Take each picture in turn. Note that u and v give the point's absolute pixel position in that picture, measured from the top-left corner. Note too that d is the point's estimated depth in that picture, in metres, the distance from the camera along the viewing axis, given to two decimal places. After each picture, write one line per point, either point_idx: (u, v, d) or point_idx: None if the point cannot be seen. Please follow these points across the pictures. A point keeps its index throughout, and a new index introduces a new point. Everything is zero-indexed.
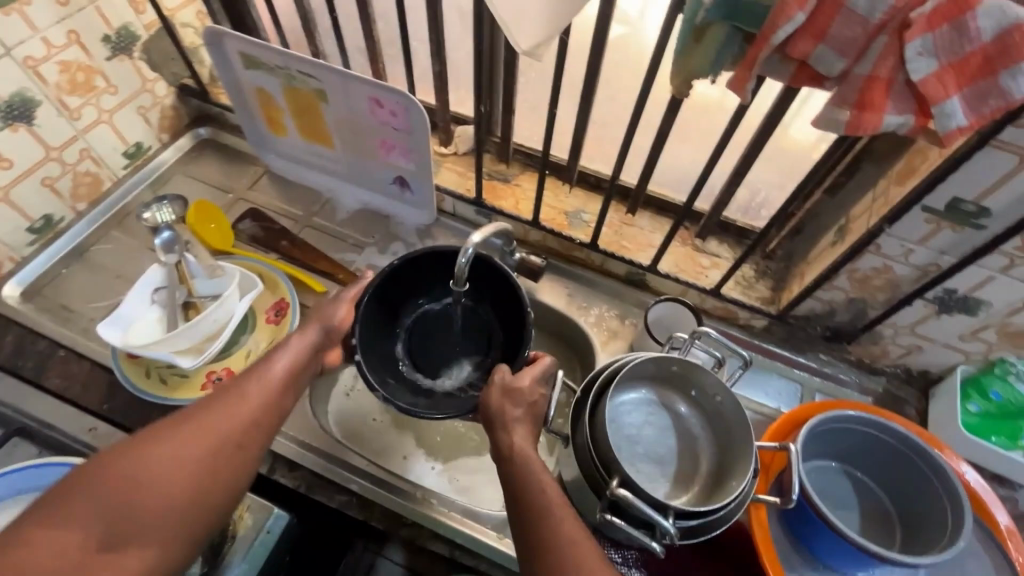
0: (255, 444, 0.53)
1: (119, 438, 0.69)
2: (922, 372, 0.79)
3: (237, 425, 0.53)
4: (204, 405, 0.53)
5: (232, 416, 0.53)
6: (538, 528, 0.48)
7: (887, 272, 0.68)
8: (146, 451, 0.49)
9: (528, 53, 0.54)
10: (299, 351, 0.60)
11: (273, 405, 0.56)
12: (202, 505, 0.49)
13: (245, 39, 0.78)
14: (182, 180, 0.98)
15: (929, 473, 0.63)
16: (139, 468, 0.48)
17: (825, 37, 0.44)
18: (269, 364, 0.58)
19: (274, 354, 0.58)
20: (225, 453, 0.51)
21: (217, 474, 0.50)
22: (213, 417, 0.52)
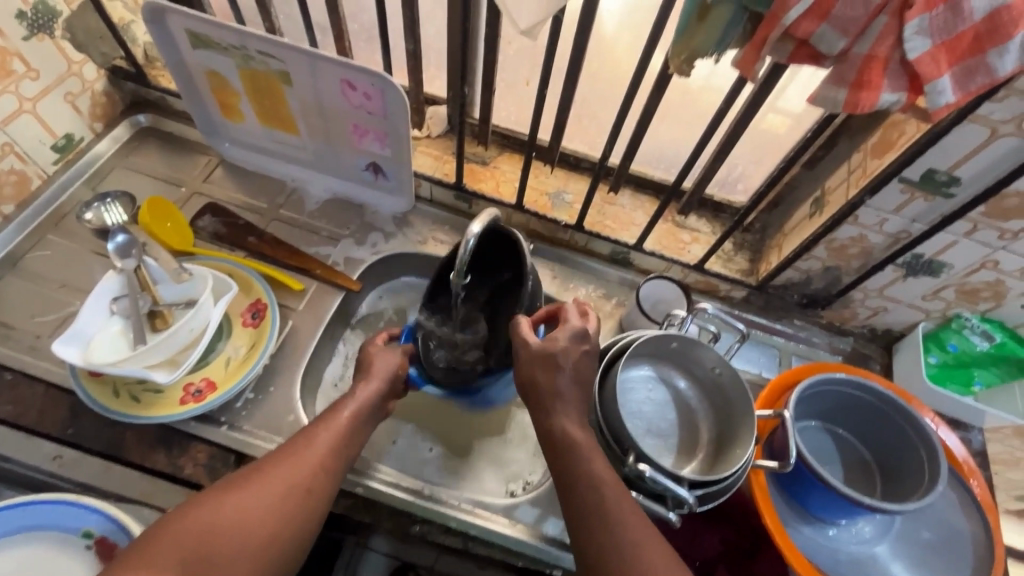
0: (323, 490, 0.53)
1: (92, 465, 0.64)
2: (886, 330, 0.85)
3: (306, 469, 0.52)
4: (275, 452, 0.53)
5: (301, 459, 0.53)
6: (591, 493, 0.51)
7: (862, 241, 0.72)
8: (218, 501, 0.48)
9: (525, 33, 0.51)
10: (366, 399, 0.60)
11: (340, 448, 0.56)
12: (274, 553, 0.48)
13: (193, 15, 0.70)
14: (124, 174, 0.88)
15: (904, 423, 0.69)
16: (212, 514, 0.47)
17: (829, 16, 0.45)
18: (347, 397, 0.59)
19: (342, 403, 0.59)
20: (296, 496, 0.51)
21: (288, 519, 0.50)
22: (283, 463, 0.52)
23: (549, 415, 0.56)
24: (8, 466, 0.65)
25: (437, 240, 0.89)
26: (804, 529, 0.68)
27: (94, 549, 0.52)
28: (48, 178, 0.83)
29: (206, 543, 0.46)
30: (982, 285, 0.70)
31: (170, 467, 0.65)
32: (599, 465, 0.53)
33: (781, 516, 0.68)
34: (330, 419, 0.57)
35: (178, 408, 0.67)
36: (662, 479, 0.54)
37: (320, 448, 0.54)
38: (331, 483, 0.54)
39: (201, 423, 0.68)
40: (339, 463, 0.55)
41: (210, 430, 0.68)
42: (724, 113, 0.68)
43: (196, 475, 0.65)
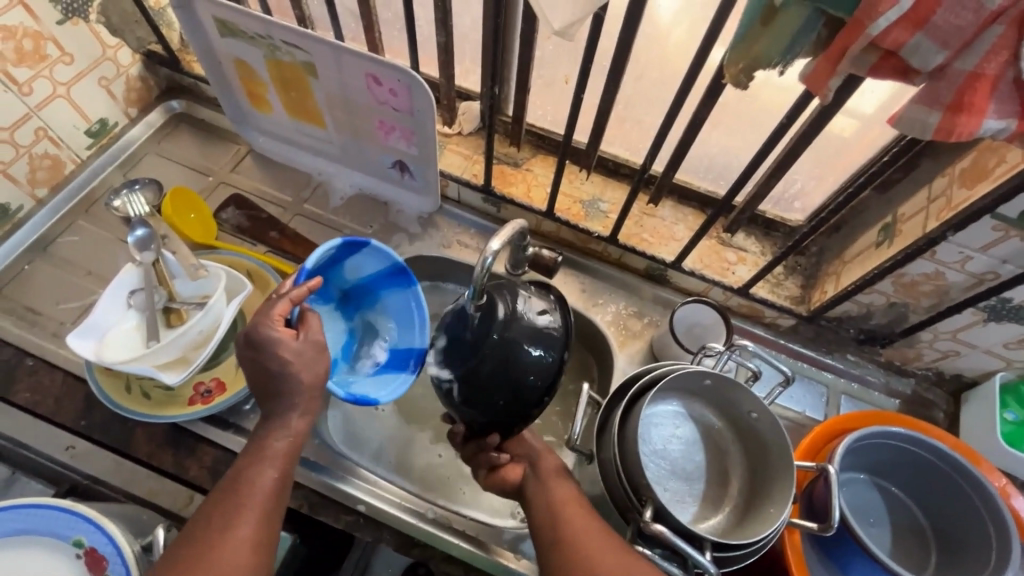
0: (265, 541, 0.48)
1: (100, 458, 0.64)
2: (955, 376, 0.75)
3: (242, 551, 0.47)
4: (196, 520, 0.48)
5: (229, 546, 0.46)
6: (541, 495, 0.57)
7: (937, 278, 0.63)
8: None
9: (560, 33, 0.45)
10: (298, 432, 0.54)
11: (269, 515, 0.49)
12: None
13: (218, 2, 0.67)
14: (156, 161, 0.88)
15: (971, 491, 0.60)
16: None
17: (927, 24, 0.37)
18: (282, 426, 0.53)
19: (269, 437, 0.53)
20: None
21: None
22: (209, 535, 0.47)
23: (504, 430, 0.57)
24: (25, 452, 0.66)
25: (461, 244, 0.85)
26: None
27: (83, 560, 0.51)
28: (82, 163, 0.83)
29: None
30: None
31: (175, 467, 0.65)
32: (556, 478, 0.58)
33: None
34: (244, 487, 0.50)
35: (186, 408, 0.66)
36: (678, 541, 0.49)
37: (246, 528, 0.48)
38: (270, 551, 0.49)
39: (209, 423, 0.67)
40: (272, 527, 0.50)
41: (216, 432, 0.66)
42: (786, 127, 0.60)
43: (200, 477, 0.64)
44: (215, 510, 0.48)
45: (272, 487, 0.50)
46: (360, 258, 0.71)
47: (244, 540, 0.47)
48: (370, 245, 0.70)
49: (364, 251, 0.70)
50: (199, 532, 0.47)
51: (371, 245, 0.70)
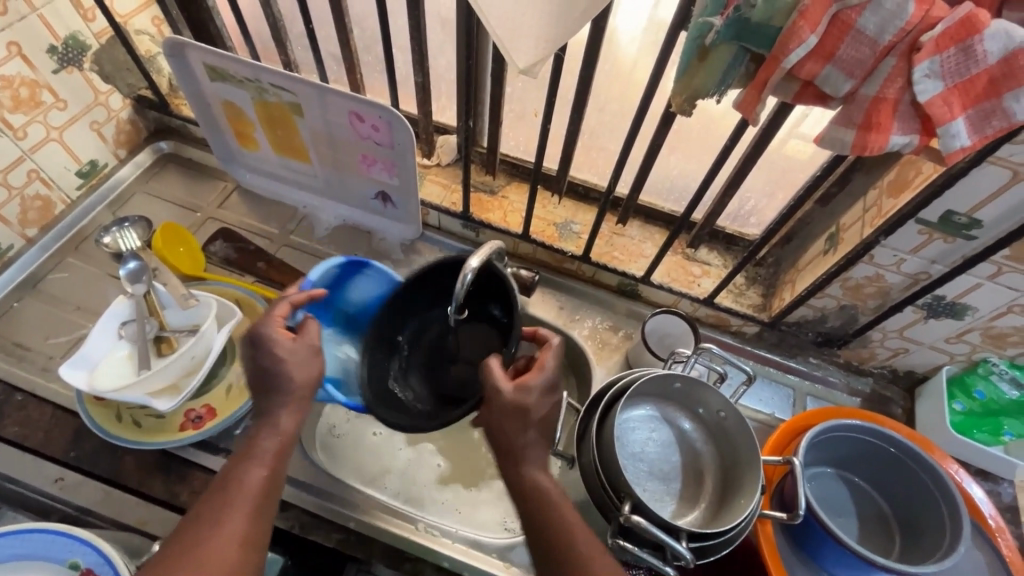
0: (256, 539, 0.48)
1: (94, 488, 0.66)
2: (907, 372, 0.81)
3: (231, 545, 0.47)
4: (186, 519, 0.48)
5: (221, 541, 0.46)
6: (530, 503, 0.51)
7: (878, 280, 0.69)
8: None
9: (525, 71, 0.51)
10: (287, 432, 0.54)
11: (260, 513, 0.50)
12: None
13: (209, 50, 0.72)
14: (144, 199, 0.91)
15: (925, 477, 0.64)
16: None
17: (834, 57, 0.43)
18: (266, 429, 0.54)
19: (258, 436, 0.54)
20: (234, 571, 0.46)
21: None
22: (197, 534, 0.47)
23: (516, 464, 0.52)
24: (12, 486, 0.67)
25: None
26: None
27: None
28: (72, 203, 0.86)
29: None
30: (1010, 330, 0.67)
31: (167, 493, 0.66)
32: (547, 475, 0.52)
33: (788, 568, 0.65)
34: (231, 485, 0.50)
35: (177, 434, 0.68)
36: (657, 531, 0.52)
37: (236, 520, 0.48)
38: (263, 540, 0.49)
39: (200, 449, 0.69)
40: (263, 525, 0.50)
41: (209, 457, 0.69)
42: (731, 150, 0.67)
43: (191, 503, 0.66)
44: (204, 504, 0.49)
45: (261, 485, 0.51)
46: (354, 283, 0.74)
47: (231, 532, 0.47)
48: (370, 265, 0.74)
49: (365, 272, 0.74)
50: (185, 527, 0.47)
51: (371, 266, 0.74)
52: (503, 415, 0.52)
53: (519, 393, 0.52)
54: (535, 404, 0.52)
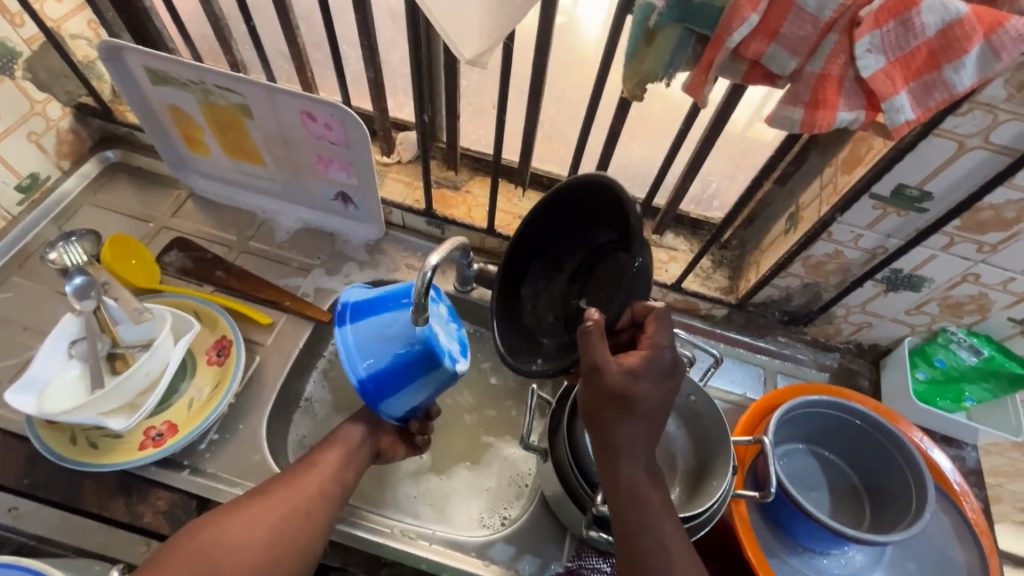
0: (322, 512, 0.59)
1: (74, 512, 0.64)
2: (872, 345, 0.82)
3: (301, 507, 0.58)
4: (277, 479, 0.60)
5: (296, 500, 0.58)
6: (627, 505, 0.50)
7: (838, 257, 0.70)
8: (194, 550, 0.53)
9: (472, 62, 0.50)
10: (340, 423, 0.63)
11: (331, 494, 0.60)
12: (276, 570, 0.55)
13: (147, 52, 0.69)
14: (92, 211, 0.88)
15: (891, 448, 0.66)
16: (204, 550, 0.53)
17: (777, 36, 0.43)
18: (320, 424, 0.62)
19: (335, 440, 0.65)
20: (279, 547, 0.55)
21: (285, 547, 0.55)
22: (281, 492, 0.58)
23: (619, 458, 0.49)
24: None
25: (409, 266, 0.87)
26: (792, 560, 0.65)
27: None
28: (14, 219, 0.82)
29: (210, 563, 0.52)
30: (966, 298, 0.68)
31: (128, 515, 0.64)
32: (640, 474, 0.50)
33: (764, 546, 0.65)
34: (304, 476, 0.60)
35: (137, 454, 0.65)
36: None
37: (302, 505, 0.58)
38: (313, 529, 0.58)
39: (162, 468, 0.67)
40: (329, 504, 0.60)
41: (171, 475, 0.66)
42: (688, 133, 0.67)
43: (153, 523, 0.63)
44: (277, 484, 0.59)
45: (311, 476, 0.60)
46: (371, 397, 0.57)
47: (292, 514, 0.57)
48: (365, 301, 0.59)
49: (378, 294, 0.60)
50: (256, 496, 0.58)
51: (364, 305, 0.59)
52: (602, 397, 0.47)
53: (628, 379, 0.47)
54: (643, 391, 0.48)
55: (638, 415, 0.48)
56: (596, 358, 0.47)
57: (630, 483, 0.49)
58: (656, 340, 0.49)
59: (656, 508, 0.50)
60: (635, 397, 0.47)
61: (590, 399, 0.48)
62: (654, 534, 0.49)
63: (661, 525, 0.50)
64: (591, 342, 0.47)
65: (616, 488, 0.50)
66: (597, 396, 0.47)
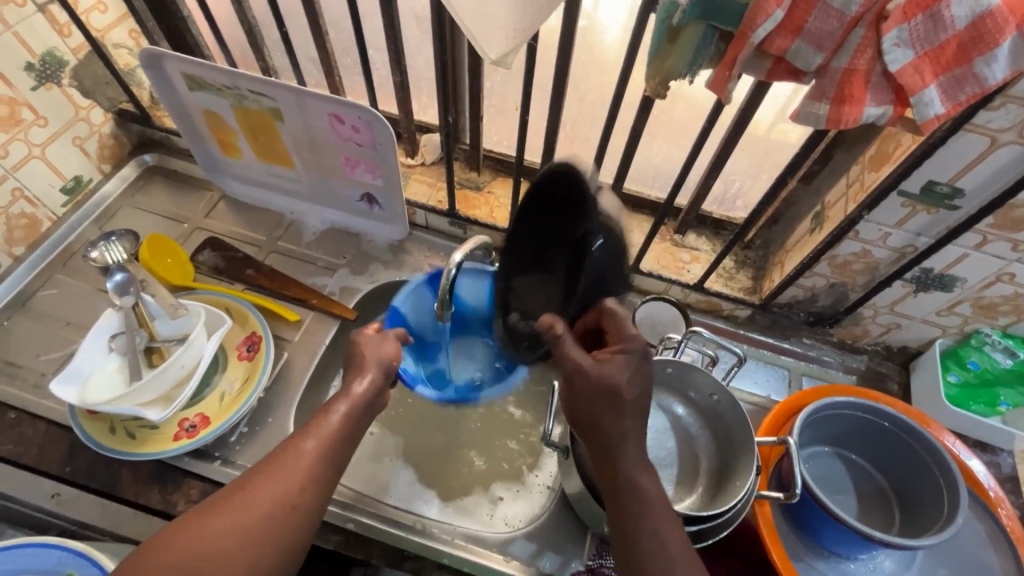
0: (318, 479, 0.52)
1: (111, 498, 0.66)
2: (901, 348, 0.80)
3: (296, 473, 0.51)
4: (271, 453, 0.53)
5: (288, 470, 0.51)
6: (628, 504, 0.49)
7: (866, 256, 0.69)
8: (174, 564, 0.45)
9: (497, 63, 0.51)
10: (357, 398, 0.57)
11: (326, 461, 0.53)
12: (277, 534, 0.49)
13: (186, 59, 0.72)
14: (131, 212, 0.91)
15: (923, 452, 0.64)
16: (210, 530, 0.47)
17: (802, 31, 0.43)
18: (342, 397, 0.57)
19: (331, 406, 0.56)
20: (256, 548, 0.47)
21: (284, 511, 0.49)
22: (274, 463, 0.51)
23: (618, 461, 0.50)
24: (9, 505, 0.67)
25: (433, 266, 0.89)
26: (818, 564, 0.64)
27: None
28: (58, 220, 0.86)
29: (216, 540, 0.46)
30: (1000, 299, 0.66)
31: (163, 503, 0.66)
32: (642, 476, 0.50)
33: (788, 548, 0.65)
34: (285, 462, 0.51)
35: (171, 444, 0.68)
36: None
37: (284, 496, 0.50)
38: (292, 521, 0.49)
39: (195, 458, 0.69)
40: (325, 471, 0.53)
41: (204, 465, 0.69)
42: (711, 132, 0.67)
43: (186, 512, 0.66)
44: (261, 476, 0.50)
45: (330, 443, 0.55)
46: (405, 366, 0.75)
47: (268, 509, 0.49)
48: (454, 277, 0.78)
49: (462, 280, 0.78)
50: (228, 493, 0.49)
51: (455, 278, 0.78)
52: (593, 395, 0.51)
53: (613, 370, 0.52)
54: (627, 383, 0.52)
55: (626, 412, 0.51)
56: (577, 357, 0.53)
57: (630, 482, 0.50)
58: (620, 332, 0.55)
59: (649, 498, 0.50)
60: (621, 391, 0.51)
61: (584, 399, 0.52)
62: (651, 532, 0.48)
63: (657, 527, 0.48)
64: (565, 345, 0.54)
65: (616, 485, 0.50)
66: (579, 390, 0.52)
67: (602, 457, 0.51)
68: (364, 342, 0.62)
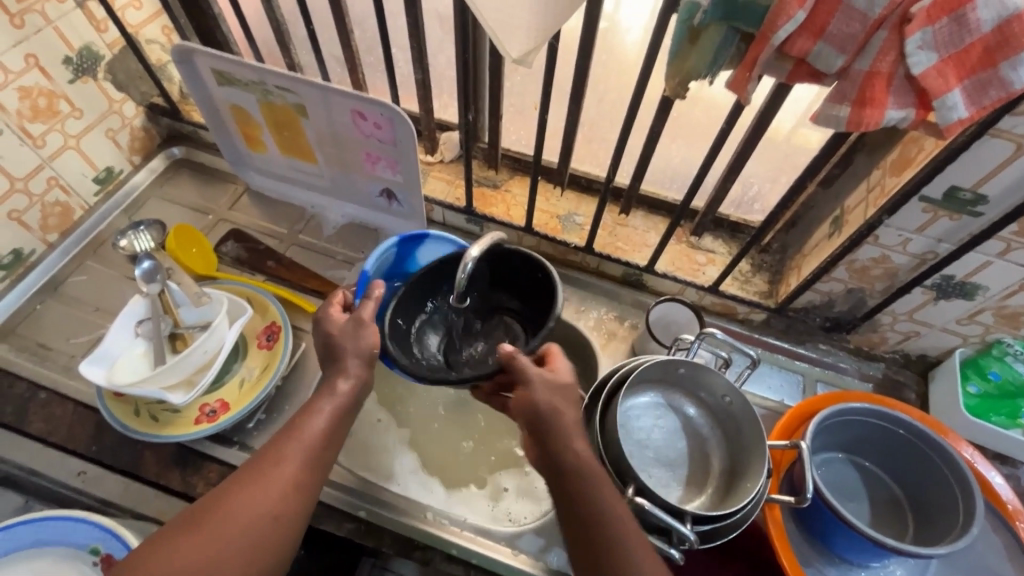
0: (311, 480, 0.52)
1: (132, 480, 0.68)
2: (919, 356, 0.79)
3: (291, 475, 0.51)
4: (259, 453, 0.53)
5: (278, 477, 0.50)
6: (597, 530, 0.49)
7: (885, 261, 0.68)
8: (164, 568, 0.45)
9: (519, 61, 0.52)
10: (342, 398, 0.55)
11: (319, 463, 0.53)
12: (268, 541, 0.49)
13: (216, 55, 0.74)
14: (159, 203, 0.94)
15: (938, 461, 0.63)
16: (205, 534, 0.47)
17: (824, 33, 0.43)
18: (326, 393, 0.55)
19: (316, 404, 0.55)
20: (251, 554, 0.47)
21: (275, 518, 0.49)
22: (267, 466, 0.51)
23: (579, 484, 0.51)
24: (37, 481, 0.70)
25: None
26: (827, 570, 0.63)
27: (101, 566, 0.60)
28: (90, 208, 0.89)
29: (209, 544, 0.47)
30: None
31: (183, 485, 0.68)
32: (608, 496, 0.50)
33: (798, 553, 0.64)
34: (273, 469, 0.51)
35: (192, 428, 0.70)
36: (660, 514, 0.53)
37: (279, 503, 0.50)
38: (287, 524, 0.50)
39: (215, 442, 0.71)
40: (318, 473, 0.53)
41: (223, 450, 0.71)
42: (730, 134, 0.67)
43: (205, 494, 0.68)
44: (250, 479, 0.50)
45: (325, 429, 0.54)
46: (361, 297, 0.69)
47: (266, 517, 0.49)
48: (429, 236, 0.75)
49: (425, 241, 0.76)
50: (217, 503, 0.49)
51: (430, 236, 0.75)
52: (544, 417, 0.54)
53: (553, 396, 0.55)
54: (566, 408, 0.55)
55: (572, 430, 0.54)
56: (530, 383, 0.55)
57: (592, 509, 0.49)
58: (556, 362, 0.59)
59: (616, 506, 0.50)
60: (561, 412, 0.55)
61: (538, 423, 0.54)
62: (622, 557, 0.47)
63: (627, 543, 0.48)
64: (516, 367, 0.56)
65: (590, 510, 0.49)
66: (530, 404, 0.55)
67: (561, 460, 0.52)
68: (339, 333, 0.58)
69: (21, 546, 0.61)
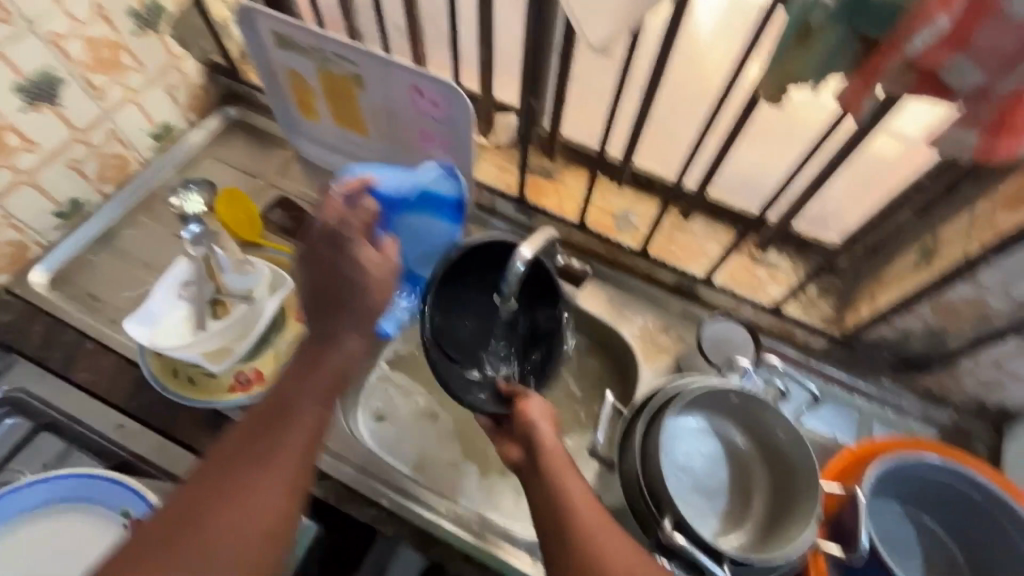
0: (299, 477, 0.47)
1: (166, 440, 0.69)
2: (998, 408, 0.71)
3: (272, 490, 0.45)
4: (231, 460, 0.45)
5: (255, 490, 0.44)
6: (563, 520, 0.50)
7: (979, 304, 0.60)
8: None
9: (597, 49, 0.47)
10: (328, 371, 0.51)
11: (303, 461, 0.47)
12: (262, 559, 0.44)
13: (279, 17, 0.72)
14: (212, 163, 0.94)
15: (1011, 529, 0.58)
16: None
17: (967, 44, 0.37)
18: (314, 368, 0.51)
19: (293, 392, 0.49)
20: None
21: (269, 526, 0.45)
22: (242, 478, 0.45)
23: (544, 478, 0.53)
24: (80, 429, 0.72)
25: None
26: None
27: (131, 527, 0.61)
28: (146, 163, 0.89)
29: None
30: None
31: None
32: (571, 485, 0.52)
33: None
34: (252, 468, 0.45)
35: (229, 395, 0.70)
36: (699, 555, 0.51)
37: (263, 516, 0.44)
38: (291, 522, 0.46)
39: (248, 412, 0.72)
40: (305, 468, 0.47)
41: None
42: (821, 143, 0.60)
43: None
44: (211, 510, 0.43)
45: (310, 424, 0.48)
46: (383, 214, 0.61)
47: (231, 566, 0.42)
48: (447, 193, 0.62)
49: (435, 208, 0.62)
50: (179, 537, 0.42)
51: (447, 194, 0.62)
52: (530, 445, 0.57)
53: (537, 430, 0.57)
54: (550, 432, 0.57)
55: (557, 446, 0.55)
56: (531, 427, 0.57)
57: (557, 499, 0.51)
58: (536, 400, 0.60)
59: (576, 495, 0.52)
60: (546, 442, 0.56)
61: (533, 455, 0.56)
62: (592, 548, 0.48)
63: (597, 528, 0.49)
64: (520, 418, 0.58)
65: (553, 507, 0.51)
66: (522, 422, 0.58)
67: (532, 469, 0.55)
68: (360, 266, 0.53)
69: (62, 498, 0.63)
